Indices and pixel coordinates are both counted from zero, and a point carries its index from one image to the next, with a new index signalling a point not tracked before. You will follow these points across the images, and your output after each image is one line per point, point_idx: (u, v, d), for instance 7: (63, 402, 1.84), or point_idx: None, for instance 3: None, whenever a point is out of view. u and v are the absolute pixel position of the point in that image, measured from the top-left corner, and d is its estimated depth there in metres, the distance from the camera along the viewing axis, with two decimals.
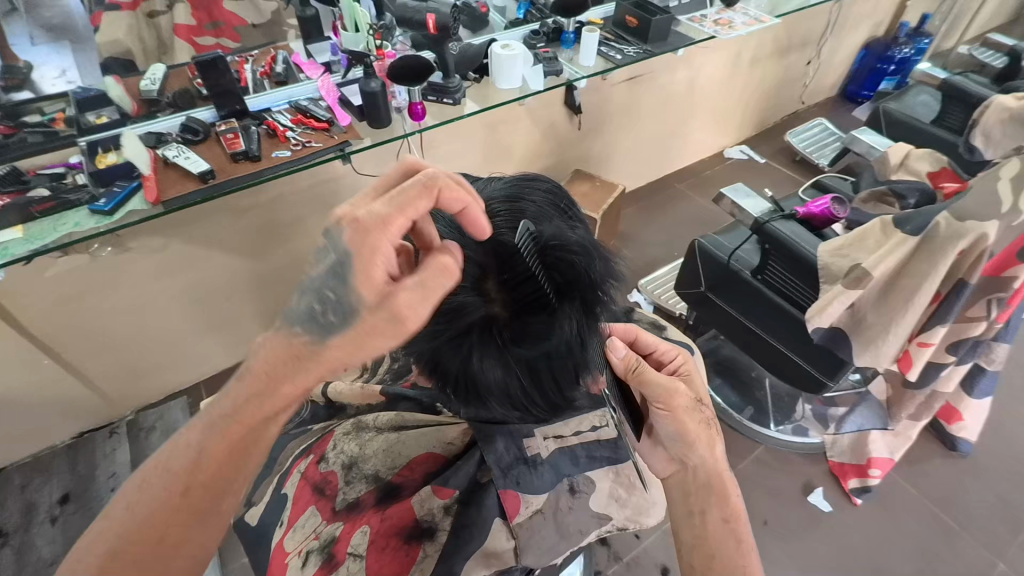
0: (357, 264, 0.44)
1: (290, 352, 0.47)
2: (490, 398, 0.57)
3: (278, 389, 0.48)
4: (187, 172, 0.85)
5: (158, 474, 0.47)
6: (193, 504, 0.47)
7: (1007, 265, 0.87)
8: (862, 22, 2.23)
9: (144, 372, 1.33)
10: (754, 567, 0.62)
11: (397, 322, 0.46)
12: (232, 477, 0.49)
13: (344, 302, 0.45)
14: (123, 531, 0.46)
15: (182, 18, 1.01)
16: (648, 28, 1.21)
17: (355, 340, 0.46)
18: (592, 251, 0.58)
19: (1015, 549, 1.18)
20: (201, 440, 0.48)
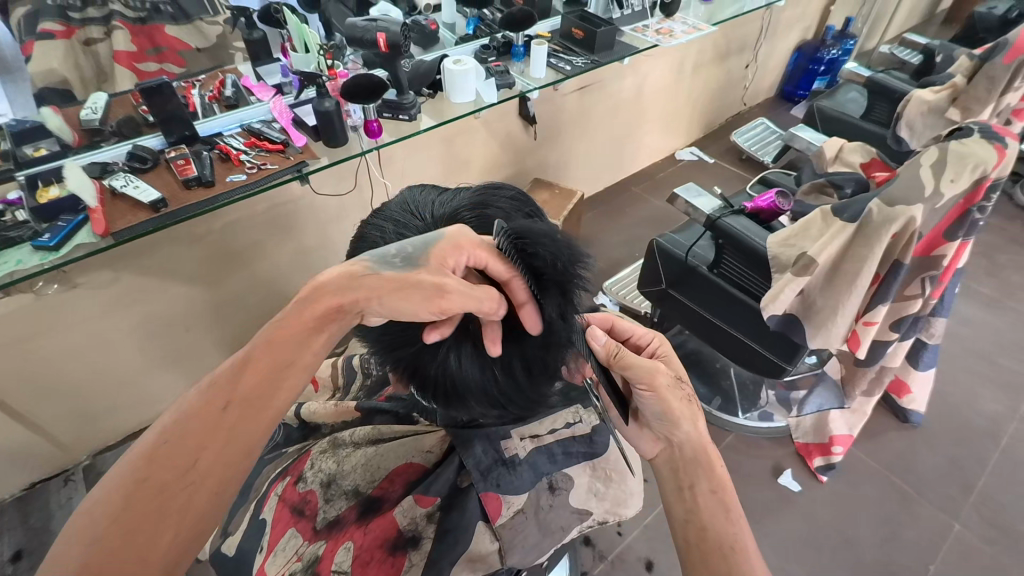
0: (442, 246, 0.55)
1: (348, 274, 0.54)
2: (469, 398, 0.58)
3: (319, 301, 0.54)
4: (137, 202, 0.83)
5: (197, 393, 0.50)
6: (231, 422, 0.49)
7: (936, 244, 0.95)
8: (792, 27, 2.37)
9: (99, 413, 1.27)
10: (749, 537, 0.59)
11: (438, 293, 0.52)
12: (268, 399, 0.52)
13: (415, 252, 0.55)
14: (157, 448, 0.47)
15: (122, 45, 0.95)
16: (594, 38, 1.26)
17: (399, 286, 0.53)
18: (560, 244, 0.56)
19: (968, 509, 1.26)
20: (242, 359, 0.52)
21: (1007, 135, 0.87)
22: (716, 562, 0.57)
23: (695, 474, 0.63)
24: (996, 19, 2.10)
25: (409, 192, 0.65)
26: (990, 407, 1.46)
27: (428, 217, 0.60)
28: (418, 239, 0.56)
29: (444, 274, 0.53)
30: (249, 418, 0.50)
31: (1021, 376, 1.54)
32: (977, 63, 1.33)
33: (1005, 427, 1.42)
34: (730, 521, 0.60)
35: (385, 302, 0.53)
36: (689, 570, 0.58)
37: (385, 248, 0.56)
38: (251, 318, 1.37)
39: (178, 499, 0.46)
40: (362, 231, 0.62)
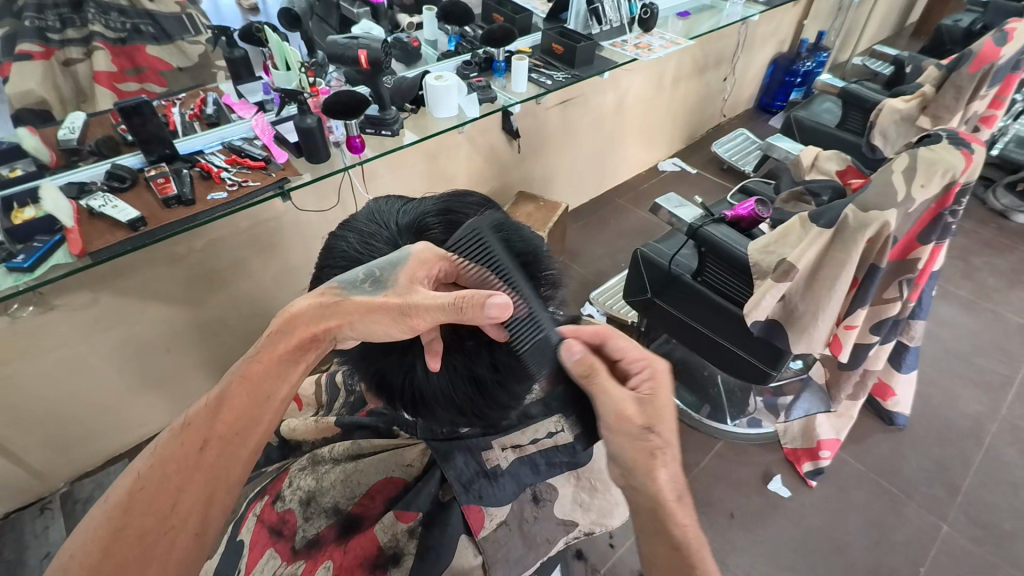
0: (406, 263, 0.53)
1: (319, 302, 0.54)
2: (438, 409, 0.58)
3: (293, 330, 0.54)
4: (115, 221, 0.82)
5: (170, 436, 0.49)
6: (209, 460, 0.49)
7: (910, 249, 0.97)
8: (768, 40, 2.44)
9: (77, 439, 1.24)
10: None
11: (405, 313, 0.50)
12: (247, 432, 0.51)
13: (381, 272, 0.54)
14: (133, 494, 0.46)
15: (103, 65, 0.91)
16: (573, 54, 1.29)
17: (371, 306, 0.51)
18: (519, 234, 0.60)
19: (954, 509, 1.27)
20: (217, 397, 0.51)
21: (973, 141, 0.90)
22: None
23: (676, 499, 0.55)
24: (961, 31, 2.18)
25: (376, 203, 0.64)
26: (971, 407, 1.49)
27: (394, 227, 0.59)
28: (384, 260, 0.54)
29: (412, 288, 0.51)
30: (230, 453, 0.50)
31: (999, 375, 1.57)
32: (944, 72, 1.37)
33: (987, 427, 1.44)
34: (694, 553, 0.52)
35: (358, 326, 0.52)
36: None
37: (355, 271, 0.55)
38: (234, 337, 1.35)
39: (160, 545, 0.45)
40: (330, 244, 0.60)
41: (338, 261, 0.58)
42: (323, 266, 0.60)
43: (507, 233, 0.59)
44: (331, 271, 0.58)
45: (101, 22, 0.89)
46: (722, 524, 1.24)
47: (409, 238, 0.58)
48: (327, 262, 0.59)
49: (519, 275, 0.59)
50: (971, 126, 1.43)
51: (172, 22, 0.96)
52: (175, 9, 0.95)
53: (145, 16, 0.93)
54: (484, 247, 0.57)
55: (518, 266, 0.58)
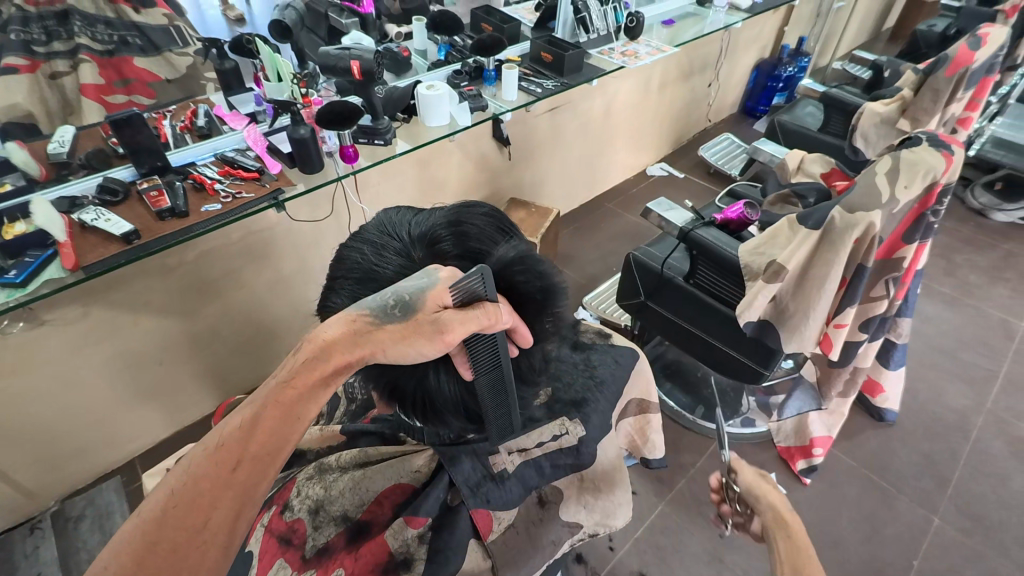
0: (437, 288, 0.53)
1: (351, 328, 0.50)
2: (449, 416, 0.59)
3: (329, 358, 0.50)
4: (108, 234, 0.81)
5: (203, 454, 0.47)
6: (241, 480, 0.47)
7: (896, 247, 0.99)
8: (750, 46, 2.48)
9: (67, 455, 1.21)
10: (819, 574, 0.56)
11: (440, 330, 0.51)
12: (277, 454, 0.49)
13: (412, 298, 0.52)
14: (167, 509, 0.45)
15: (89, 78, 0.89)
16: (562, 62, 1.30)
17: (402, 335, 0.50)
18: (533, 258, 0.61)
19: (944, 502, 1.30)
20: (250, 418, 0.48)
21: (953, 142, 0.93)
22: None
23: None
24: (936, 36, 2.25)
25: (384, 213, 0.64)
26: (957, 401, 1.52)
27: (405, 238, 0.58)
28: (413, 285, 0.53)
29: (443, 314, 0.52)
30: (260, 473, 0.48)
31: (984, 370, 1.60)
32: (922, 76, 1.41)
33: (973, 420, 1.47)
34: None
35: (388, 353, 0.51)
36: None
37: (382, 293, 0.52)
38: (228, 349, 1.34)
39: (191, 559, 0.44)
40: (340, 254, 0.60)
41: (349, 272, 0.58)
42: (334, 277, 0.60)
43: (529, 268, 0.60)
44: (342, 281, 0.58)
45: (87, 35, 0.86)
46: (720, 522, 1.26)
47: (420, 250, 0.58)
48: (339, 273, 0.59)
49: (534, 307, 0.60)
50: (950, 128, 1.47)
51: (160, 34, 0.94)
52: (163, 22, 0.93)
53: (132, 28, 0.91)
54: (505, 277, 0.58)
55: (536, 295, 0.60)
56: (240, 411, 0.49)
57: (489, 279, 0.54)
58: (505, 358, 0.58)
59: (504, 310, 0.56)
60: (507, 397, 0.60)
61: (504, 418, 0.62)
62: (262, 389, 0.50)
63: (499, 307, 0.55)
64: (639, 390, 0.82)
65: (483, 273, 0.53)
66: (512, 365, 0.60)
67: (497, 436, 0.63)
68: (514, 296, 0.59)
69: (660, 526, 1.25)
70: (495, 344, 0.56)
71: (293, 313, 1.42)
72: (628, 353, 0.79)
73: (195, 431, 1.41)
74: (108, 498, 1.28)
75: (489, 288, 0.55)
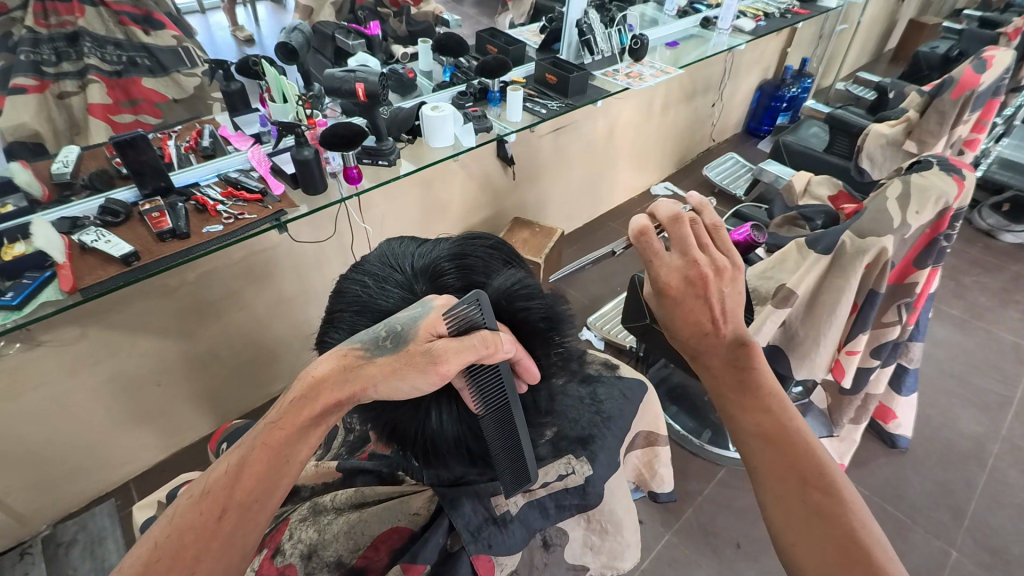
0: (428, 317, 0.52)
1: (342, 363, 0.50)
2: (450, 457, 0.56)
3: (318, 397, 0.49)
4: (107, 256, 0.80)
5: (189, 502, 0.46)
6: (227, 530, 0.45)
7: (908, 272, 0.97)
8: (753, 67, 2.50)
9: (60, 479, 1.19)
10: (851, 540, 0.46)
11: (432, 361, 0.48)
12: (266, 499, 0.47)
13: (404, 329, 0.51)
14: (150, 564, 0.43)
15: (97, 98, 0.93)
16: (567, 83, 1.30)
17: (394, 368, 0.49)
18: (538, 289, 0.59)
19: (961, 534, 1.25)
20: (238, 462, 0.47)
21: (964, 166, 0.92)
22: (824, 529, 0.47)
23: (736, 370, 0.58)
24: (938, 58, 2.26)
25: (387, 244, 0.62)
26: (971, 427, 1.48)
27: (408, 270, 0.57)
28: (406, 316, 0.52)
29: (435, 341, 0.50)
30: (247, 520, 0.46)
31: (997, 396, 1.57)
32: (927, 98, 1.40)
33: (988, 447, 1.43)
34: (834, 477, 0.49)
35: (380, 389, 0.49)
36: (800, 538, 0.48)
37: (376, 327, 0.52)
38: (227, 370, 1.32)
39: None
40: (340, 286, 0.59)
41: (349, 305, 0.56)
42: (333, 311, 0.58)
43: (532, 295, 0.57)
44: (342, 316, 0.56)
45: (96, 56, 0.93)
46: (729, 554, 1.21)
47: (423, 283, 0.57)
48: (338, 306, 0.57)
49: (539, 338, 0.58)
50: (956, 150, 1.46)
51: (168, 55, 0.99)
52: (172, 43, 0.98)
53: (142, 49, 0.97)
54: (508, 309, 0.56)
55: (541, 325, 0.58)
56: (228, 454, 0.48)
57: (486, 305, 0.52)
58: (510, 393, 0.54)
59: (505, 340, 0.52)
60: (518, 443, 0.56)
61: (516, 466, 0.57)
62: (251, 432, 0.49)
63: (499, 335, 0.52)
64: (649, 422, 0.80)
65: (479, 298, 0.51)
66: (520, 402, 0.57)
67: (510, 482, 0.58)
68: (521, 330, 0.57)
69: (666, 557, 1.21)
70: (499, 376, 0.54)
71: (294, 333, 1.41)
72: (635, 385, 0.77)
73: (192, 453, 1.38)
74: (101, 523, 1.25)
75: (488, 316, 0.52)
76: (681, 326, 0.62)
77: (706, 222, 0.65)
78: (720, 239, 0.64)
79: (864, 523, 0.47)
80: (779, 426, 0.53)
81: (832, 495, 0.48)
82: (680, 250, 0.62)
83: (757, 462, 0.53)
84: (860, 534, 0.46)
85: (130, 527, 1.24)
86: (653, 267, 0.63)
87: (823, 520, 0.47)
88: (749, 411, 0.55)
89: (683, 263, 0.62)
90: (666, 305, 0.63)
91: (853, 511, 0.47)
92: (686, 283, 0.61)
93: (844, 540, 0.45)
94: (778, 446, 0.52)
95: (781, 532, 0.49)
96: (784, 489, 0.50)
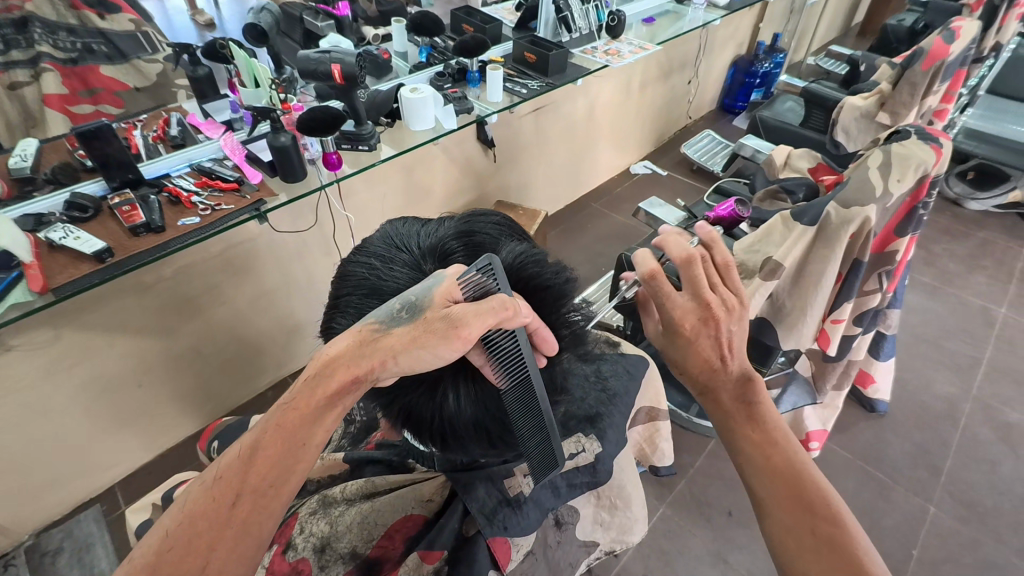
0: (441, 287, 0.51)
1: (357, 340, 0.48)
2: (469, 439, 0.55)
3: (332, 374, 0.48)
4: (79, 254, 0.76)
5: (200, 490, 0.45)
6: (242, 517, 0.44)
7: (889, 240, 1.00)
8: (727, 44, 2.50)
9: (40, 487, 1.15)
10: (855, 564, 0.51)
11: (453, 326, 0.47)
12: (281, 485, 0.46)
13: (419, 299, 0.50)
14: (161, 555, 0.42)
15: (53, 88, 0.86)
16: (546, 62, 1.28)
17: (414, 337, 0.47)
18: (546, 259, 0.59)
19: (939, 491, 1.31)
20: (250, 446, 0.46)
21: (941, 135, 0.93)
22: (829, 555, 0.52)
23: (745, 408, 0.63)
24: (905, 30, 2.30)
25: (388, 225, 0.61)
26: (944, 389, 1.54)
27: (414, 249, 0.56)
28: (419, 287, 0.51)
29: (452, 309, 0.49)
30: (263, 509, 0.45)
31: (967, 357, 1.63)
32: (899, 71, 1.42)
33: (961, 407, 1.50)
34: (837, 510, 0.54)
35: (401, 361, 0.47)
36: (801, 562, 0.53)
37: (389, 303, 0.50)
38: (210, 368, 1.29)
39: None
40: (344, 270, 0.57)
41: (355, 288, 0.54)
42: (339, 295, 0.56)
43: (541, 261, 0.57)
44: (348, 300, 0.55)
45: (48, 43, 0.84)
46: (721, 522, 1.25)
47: (431, 262, 0.55)
48: (343, 291, 0.56)
49: (552, 310, 0.58)
50: (927, 120, 1.50)
51: (127, 41, 0.92)
52: (130, 27, 0.92)
53: (97, 35, 0.88)
54: (521, 277, 0.55)
55: (554, 292, 0.57)
56: (240, 440, 0.47)
57: (500, 273, 0.50)
58: (530, 364, 0.52)
59: (523, 305, 0.51)
60: (542, 418, 0.54)
61: (540, 440, 0.55)
62: (264, 417, 0.48)
63: (516, 301, 0.50)
64: (651, 398, 0.81)
65: (491, 265, 0.50)
66: (540, 374, 0.55)
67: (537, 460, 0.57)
68: (538, 307, 0.57)
69: (663, 529, 1.24)
70: (517, 346, 0.52)
71: (278, 326, 1.38)
72: (638, 361, 0.77)
73: (178, 454, 1.35)
74: (88, 529, 1.21)
75: (503, 282, 0.51)
76: (688, 363, 0.65)
77: (716, 259, 0.66)
78: (729, 276, 0.65)
79: (867, 554, 0.52)
80: (787, 457, 0.59)
81: (835, 522, 0.54)
82: (692, 290, 0.64)
83: (765, 494, 0.58)
84: (863, 562, 0.51)
85: (119, 532, 1.21)
86: (666, 306, 0.64)
87: (829, 550, 0.52)
88: (758, 446, 0.60)
89: (697, 305, 0.63)
90: (677, 345, 0.65)
91: (856, 541, 0.52)
92: (700, 325, 0.63)
93: (846, 565, 0.51)
94: (786, 476, 0.57)
95: (789, 561, 0.54)
96: (790, 519, 0.55)
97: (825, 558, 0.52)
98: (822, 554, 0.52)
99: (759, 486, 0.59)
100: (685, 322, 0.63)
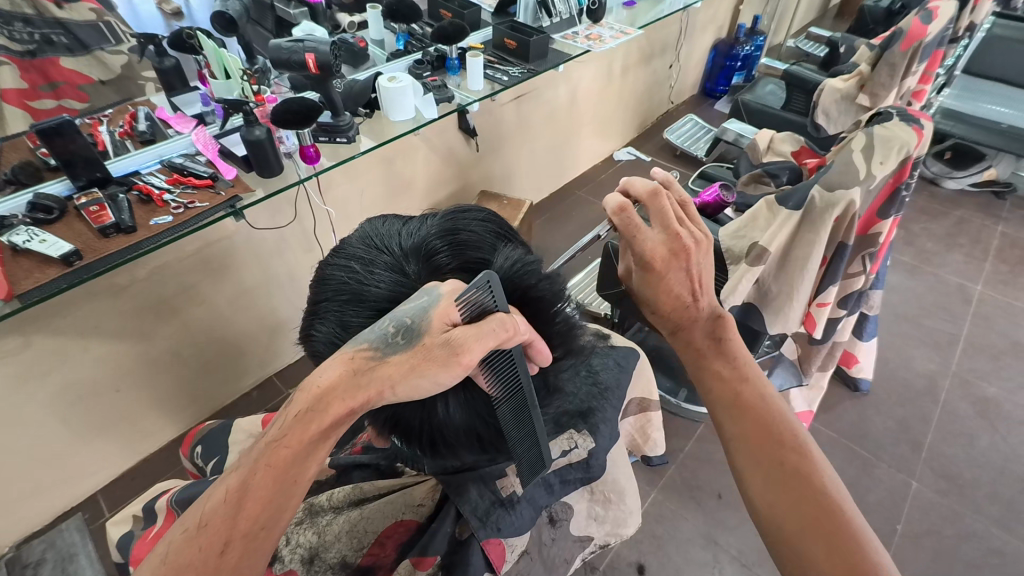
0: (438, 309, 0.49)
1: (350, 368, 0.46)
2: (460, 446, 0.54)
3: (327, 409, 0.45)
4: (46, 258, 0.73)
5: (185, 538, 0.42)
6: (233, 562, 0.43)
7: (873, 223, 1.00)
8: (708, 27, 2.49)
9: (17, 498, 1.12)
10: (819, 486, 0.53)
11: (454, 352, 0.46)
12: (273, 524, 0.44)
13: (416, 322, 0.48)
14: None
15: (10, 82, 0.81)
16: (527, 48, 1.25)
17: (414, 365, 0.46)
18: (540, 265, 0.58)
19: (920, 466, 1.34)
20: (238, 486, 0.44)
21: (922, 116, 0.93)
22: (797, 483, 0.54)
23: (713, 349, 0.65)
24: (882, 11, 2.31)
25: (368, 224, 0.59)
26: (925, 366, 1.58)
27: (397, 251, 0.54)
28: (414, 307, 0.49)
29: (451, 332, 0.48)
30: (255, 550, 0.44)
31: (946, 334, 1.67)
32: (877, 52, 1.43)
33: (940, 383, 1.53)
34: (805, 441, 0.57)
35: (399, 390, 0.46)
36: (768, 489, 0.55)
37: (381, 322, 0.48)
38: (191, 369, 1.26)
39: None
40: (322, 273, 0.55)
41: (335, 294, 0.53)
42: (318, 300, 0.54)
43: (536, 270, 0.56)
44: (328, 306, 0.53)
45: (3, 34, 0.79)
46: (712, 505, 1.26)
47: (414, 264, 0.54)
48: (323, 296, 0.54)
49: (544, 315, 0.57)
50: (906, 101, 1.51)
51: (88, 31, 0.87)
52: (91, 17, 0.87)
53: (56, 25, 0.84)
54: (516, 287, 0.55)
55: (547, 299, 0.56)
56: (226, 478, 0.44)
57: (497, 289, 0.51)
58: (524, 378, 0.53)
59: (520, 322, 0.51)
60: (532, 425, 0.56)
61: (530, 443, 0.57)
62: (251, 453, 0.45)
63: (515, 319, 0.50)
64: (642, 388, 0.80)
65: (490, 281, 0.50)
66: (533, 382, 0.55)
67: (528, 468, 0.59)
68: (535, 316, 0.57)
69: (654, 514, 1.25)
70: (512, 361, 0.52)
71: (259, 326, 1.35)
72: (628, 354, 0.77)
73: (162, 458, 1.32)
74: (71, 539, 1.18)
75: (499, 299, 0.51)
76: (663, 300, 0.67)
77: (676, 198, 0.70)
78: (691, 215, 0.69)
79: (832, 484, 0.54)
80: (756, 395, 0.61)
81: (802, 453, 0.56)
82: (661, 224, 0.66)
83: (733, 431, 0.60)
84: (828, 489, 0.54)
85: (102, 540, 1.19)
86: (640, 239, 0.65)
87: (797, 479, 0.54)
88: (726, 384, 0.63)
89: (666, 238, 0.66)
90: (652, 281, 0.66)
91: (821, 470, 0.55)
92: (671, 257, 0.65)
93: (810, 490, 0.53)
94: (755, 412, 0.60)
95: (756, 492, 0.56)
96: (756, 451, 0.58)
97: (792, 486, 0.54)
98: (788, 480, 0.55)
99: (729, 422, 0.61)
100: (659, 249, 0.65)
